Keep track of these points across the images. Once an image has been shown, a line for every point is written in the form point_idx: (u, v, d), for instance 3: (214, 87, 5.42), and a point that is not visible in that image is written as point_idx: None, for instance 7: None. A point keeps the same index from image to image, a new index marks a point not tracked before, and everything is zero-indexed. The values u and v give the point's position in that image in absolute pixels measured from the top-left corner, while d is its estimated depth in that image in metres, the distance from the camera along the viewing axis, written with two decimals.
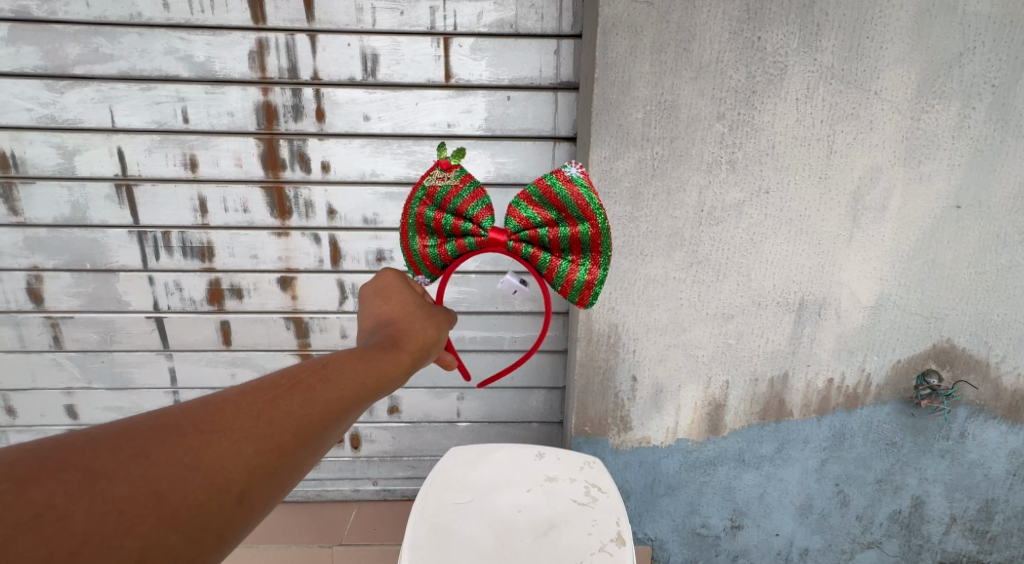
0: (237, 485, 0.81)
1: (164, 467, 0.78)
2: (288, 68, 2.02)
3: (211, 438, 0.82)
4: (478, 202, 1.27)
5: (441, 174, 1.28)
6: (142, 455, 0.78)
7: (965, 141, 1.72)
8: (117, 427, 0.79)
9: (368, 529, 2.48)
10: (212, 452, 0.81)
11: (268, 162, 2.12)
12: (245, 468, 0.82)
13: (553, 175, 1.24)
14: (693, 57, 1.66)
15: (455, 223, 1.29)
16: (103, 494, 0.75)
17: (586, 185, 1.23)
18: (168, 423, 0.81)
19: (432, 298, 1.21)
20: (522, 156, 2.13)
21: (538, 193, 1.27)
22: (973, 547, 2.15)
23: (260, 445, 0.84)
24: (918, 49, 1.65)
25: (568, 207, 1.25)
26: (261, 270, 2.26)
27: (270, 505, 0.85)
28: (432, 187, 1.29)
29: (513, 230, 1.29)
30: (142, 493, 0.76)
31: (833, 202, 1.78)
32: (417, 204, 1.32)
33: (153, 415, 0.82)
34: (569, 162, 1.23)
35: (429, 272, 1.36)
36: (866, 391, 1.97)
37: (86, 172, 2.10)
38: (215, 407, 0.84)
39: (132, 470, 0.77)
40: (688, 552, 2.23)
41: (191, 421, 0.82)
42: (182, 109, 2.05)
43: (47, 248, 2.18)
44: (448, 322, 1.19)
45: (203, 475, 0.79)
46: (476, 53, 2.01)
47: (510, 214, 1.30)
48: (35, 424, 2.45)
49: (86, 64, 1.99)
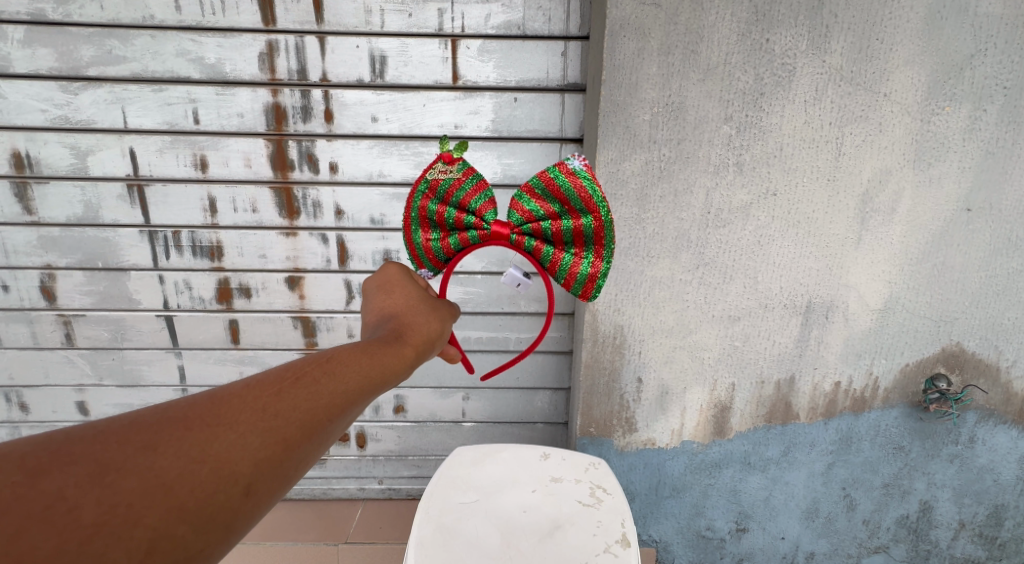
0: (243, 478, 0.82)
1: (171, 459, 0.79)
2: (298, 70, 2.04)
3: (217, 431, 0.83)
4: (480, 195, 1.28)
5: (442, 167, 1.29)
6: (150, 447, 0.79)
7: (976, 143, 1.71)
8: (125, 420, 0.80)
9: (374, 527, 2.50)
10: (219, 445, 0.82)
11: (278, 162, 2.13)
12: (251, 461, 0.83)
13: (555, 167, 1.25)
14: (700, 59, 1.65)
15: (458, 217, 1.29)
16: (112, 486, 0.76)
17: (589, 177, 1.24)
18: (174, 415, 0.82)
19: (435, 292, 1.22)
20: (529, 157, 2.13)
21: (541, 186, 1.27)
22: (982, 554, 2.13)
23: (267, 438, 0.85)
24: (928, 51, 1.64)
25: (572, 200, 1.26)
26: (269, 270, 2.27)
27: (276, 498, 0.86)
28: (435, 180, 1.30)
29: (516, 223, 1.29)
30: (150, 486, 0.77)
31: (842, 204, 1.77)
32: (420, 197, 1.32)
33: (160, 408, 0.84)
34: (572, 154, 1.24)
35: (431, 266, 1.37)
36: (874, 394, 1.96)
37: (98, 172, 2.13)
38: (221, 400, 0.85)
39: (140, 462, 0.78)
40: (692, 554, 2.22)
41: (197, 414, 0.83)
42: (193, 110, 2.07)
43: (60, 246, 2.21)
44: (451, 316, 1.19)
45: (210, 467, 0.80)
46: (483, 55, 2.02)
47: (513, 207, 1.29)
48: (47, 420, 2.49)
49: (99, 65, 2.02)
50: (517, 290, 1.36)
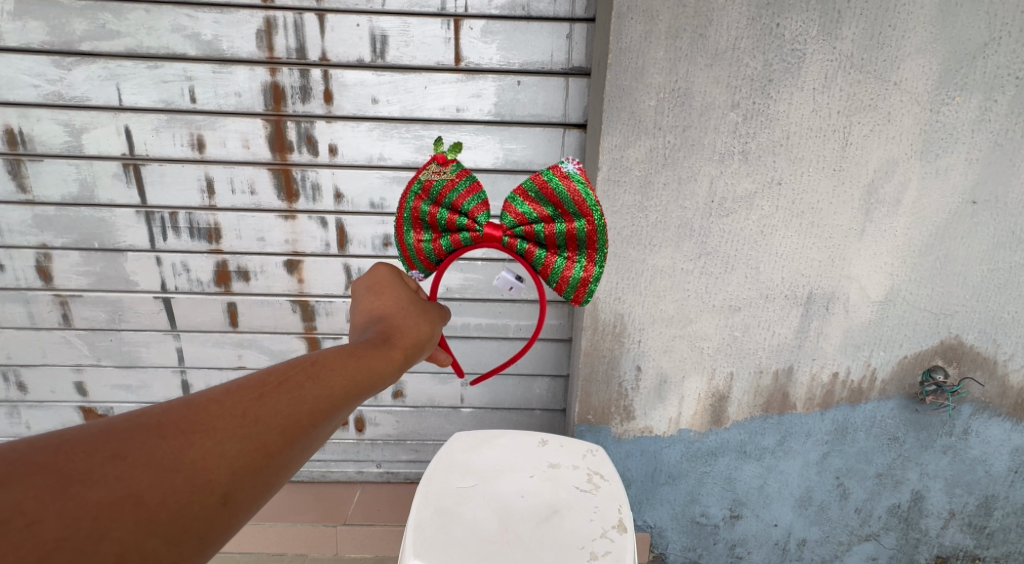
0: (220, 485, 0.84)
1: (142, 469, 0.81)
2: (296, 48, 1.99)
3: (193, 438, 0.85)
4: (473, 197, 1.25)
5: (436, 169, 1.26)
6: (119, 456, 0.81)
7: (984, 134, 1.68)
8: (94, 429, 0.82)
9: (373, 510, 2.53)
10: (195, 453, 0.84)
11: (276, 143, 2.10)
12: (229, 468, 0.85)
13: (549, 170, 1.23)
14: (709, 43, 1.62)
15: (450, 219, 1.27)
16: (77, 498, 0.78)
17: (583, 181, 1.22)
18: (147, 422, 0.84)
19: (425, 295, 1.22)
20: (531, 143, 2.10)
21: (534, 189, 1.25)
22: (970, 543, 2.17)
23: (245, 445, 0.87)
24: (941, 39, 1.61)
25: (564, 204, 1.24)
26: (268, 253, 2.25)
27: (256, 506, 0.87)
28: (427, 182, 1.27)
29: (509, 226, 1.28)
30: (119, 497, 0.79)
31: (846, 195, 1.75)
32: (412, 198, 1.29)
33: (133, 415, 0.85)
34: (566, 157, 1.21)
35: (423, 268, 1.34)
36: (871, 385, 1.97)
37: (93, 150, 2.09)
38: (198, 407, 0.87)
39: (108, 472, 0.80)
40: (686, 540, 2.25)
41: (172, 422, 0.85)
42: (189, 88, 2.03)
43: (55, 226, 2.19)
44: (440, 318, 1.19)
45: (184, 476, 0.82)
46: (487, 36, 1.98)
47: (505, 210, 1.28)
48: (45, 400, 2.49)
49: (93, 40, 1.97)
50: (509, 293, 1.34)
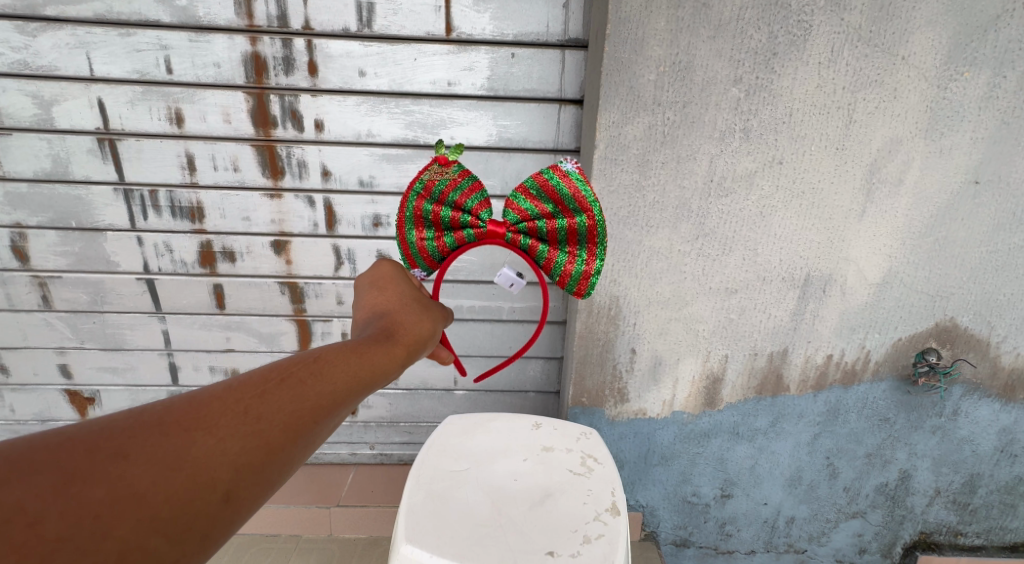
0: (222, 484, 0.84)
1: (143, 467, 0.81)
2: (278, 15, 1.90)
3: (194, 436, 0.84)
4: (476, 195, 1.24)
5: (438, 169, 1.23)
6: (121, 454, 0.81)
7: (992, 112, 1.65)
8: (94, 426, 0.82)
9: (366, 491, 2.54)
10: (197, 451, 0.83)
11: (259, 118, 2.02)
12: (231, 467, 0.84)
13: (549, 169, 1.23)
14: (711, 14, 1.55)
15: (454, 217, 1.25)
16: (78, 497, 0.78)
17: (582, 178, 1.23)
18: (148, 420, 0.84)
19: (427, 292, 1.19)
20: (525, 120, 2.03)
21: (535, 187, 1.25)
22: (954, 518, 2.22)
23: (248, 443, 0.86)
24: (951, 11, 1.55)
25: (565, 200, 1.24)
26: (254, 233, 2.19)
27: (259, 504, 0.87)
28: (431, 181, 1.24)
29: (513, 222, 1.27)
30: (120, 496, 0.79)
31: (849, 173, 1.71)
32: (414, 198, 1.26)
33: (135, 411, 0.85)
34: (564, 157, 1.23)
35: (425, 266, 1.31)
36: (865, 366, 1.97)
37: (65, 123, 2.00)
38: (200, 403, 0.86)
39: (109, 470, 0.80)
40: (678, 518, 2.29)
41: (174, 419, 0.84)
42: (165, 58, 1.94)
43: (29, 203, 2.11)
44: (444, 317, 1.17)
45: (186, 475, 0.82)
46: (479, 4, 1.89)
47: (508, 206, 1.27)
48: (29, 383, 2.45)
49: (59, 5, 1.87)
50: (510, 289, 1.37)
